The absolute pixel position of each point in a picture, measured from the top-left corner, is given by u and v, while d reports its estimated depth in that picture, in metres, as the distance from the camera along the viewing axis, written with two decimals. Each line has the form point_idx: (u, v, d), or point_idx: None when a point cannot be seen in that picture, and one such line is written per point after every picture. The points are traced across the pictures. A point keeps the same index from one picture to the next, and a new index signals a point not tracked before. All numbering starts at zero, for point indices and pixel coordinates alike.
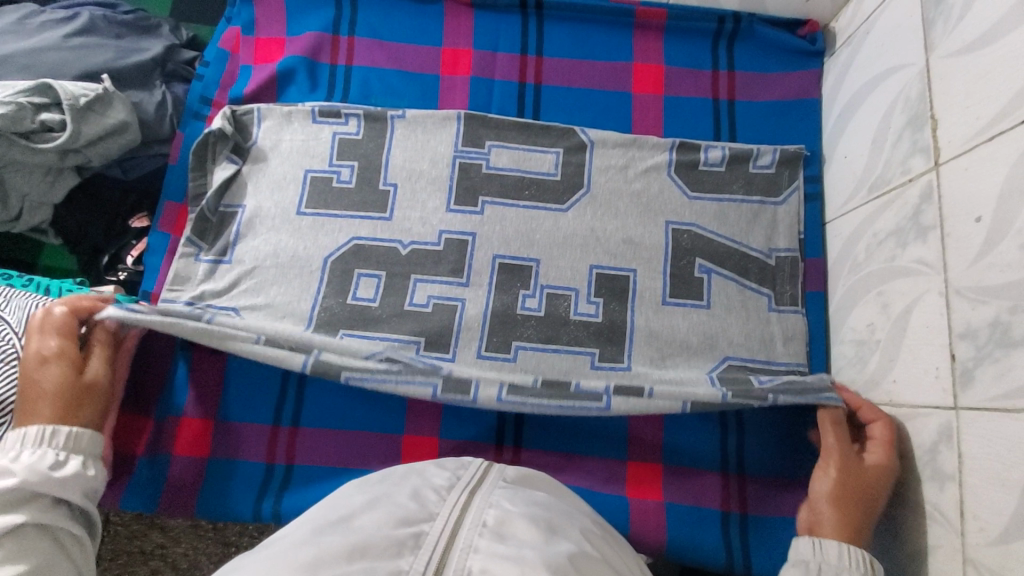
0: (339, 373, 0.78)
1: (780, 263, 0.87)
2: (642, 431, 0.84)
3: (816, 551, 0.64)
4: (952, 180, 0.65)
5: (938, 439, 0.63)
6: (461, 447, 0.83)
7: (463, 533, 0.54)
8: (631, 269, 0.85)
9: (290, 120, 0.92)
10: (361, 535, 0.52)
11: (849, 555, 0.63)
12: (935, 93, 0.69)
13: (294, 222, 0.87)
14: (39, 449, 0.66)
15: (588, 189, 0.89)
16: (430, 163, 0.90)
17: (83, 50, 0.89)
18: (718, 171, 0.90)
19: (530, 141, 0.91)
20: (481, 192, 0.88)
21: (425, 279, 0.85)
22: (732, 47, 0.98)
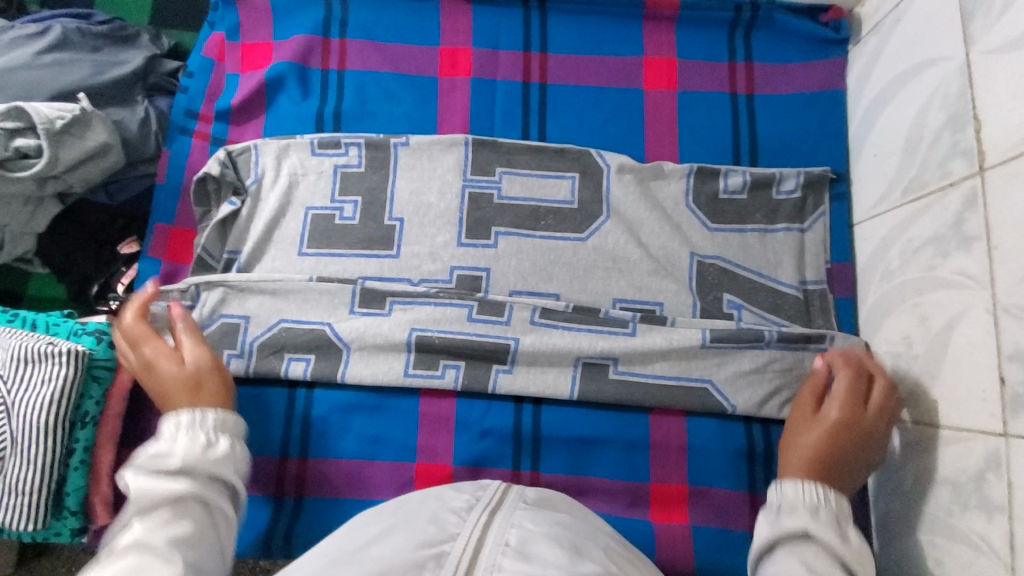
0: (384, 298, 0.81)
1: (808, 296, 0.83)
2: (666, 453, 0.79)
3: (778, 493, 0.64)
4: (998, 187, 0.60)
5: (985, 466, 0.59)
6: (475, 473, 0.80)
7: (485, 552, 0.54)
8: (658, 303, 0.82)
9: (288, 152, 0.87)
10: (381, 564, 0.52)
11: (806, 489, 0.63)
12: (978, 90, 0.64)
13: (297, 264, 0.84)
14: (189, 432, 0.64)
15: (608, 215, 0.85)
16: (438, 195, 0.85)
17: (57, 68, 0.84)
18: (740, 199, 0.85)
19: (543, 165, 0.87)
20: (494, 223, 0.85)
21: (423, 329, 0.80)
22: (749, 37, 0.92)
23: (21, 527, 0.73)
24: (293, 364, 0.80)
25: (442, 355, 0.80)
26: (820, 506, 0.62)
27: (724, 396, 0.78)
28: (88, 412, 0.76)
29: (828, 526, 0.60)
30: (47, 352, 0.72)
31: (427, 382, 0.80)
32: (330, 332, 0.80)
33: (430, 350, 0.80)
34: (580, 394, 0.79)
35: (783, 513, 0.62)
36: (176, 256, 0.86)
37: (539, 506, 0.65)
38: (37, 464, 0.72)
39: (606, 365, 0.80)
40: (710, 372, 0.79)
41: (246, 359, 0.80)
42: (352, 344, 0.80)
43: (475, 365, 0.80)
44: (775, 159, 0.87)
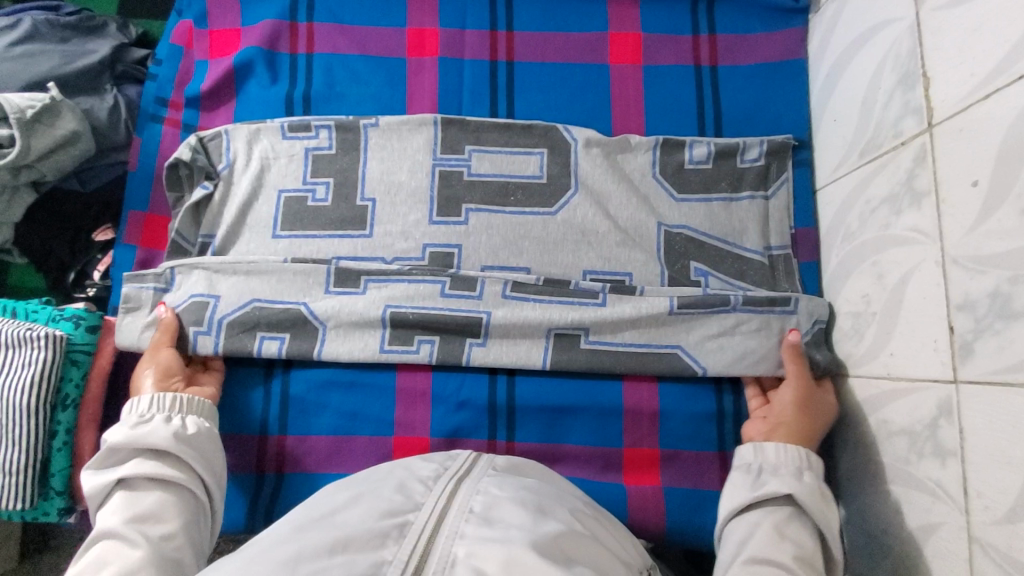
0: (358, 277, 0.82)
1: (773, 262, 0.84)
2: (638, 418, 0.81)
3: (758, 451, 0.70)
4: (946, 142, 0.61)
5: (939, 415, 0.61)
6: (451, 444, 0.82)
7: (450, 519, 0.55)
8: (626, 273, 0.84)
9: (258, 136, 0.88)
10: (346, 530, 0.53)
11: (788, 452, 0.69)
12: (926, 48, 0.65)
13: (271, 247, 0.85)
14: (160, 411, 0.70)
15: (576, 189, 0.86)
16: (408, 173, 0.87)
17: (27, 59, 0.84)
18: (705, 168, 0.86)
19: (511, 142, 0.88)
20: (464, 200, 0.86)
21: (397, 306, 0.81)
22: (713, 9, 0.93)
23: (11, 507, 0.74)
24: (267, 342, 0.81)
25: (417, 330, 0.82)
26: (803, 468, 0.68)
27: (690, 358, 0.80)
28: (69, 395, 0.77)
29: (808, 489, 0.66)
30: (26, 336, 0.73)
31: (404, 358, 0.81)
32: (304, 310, 0.81)
33: (405, 325, 0.81)
34: (553, 363, 0.81)
35: (765, 474, 0.68)
36: (152, 242, 0.87)
37: (509, 472, 0.67)
38: (21, 446, 0.73)
39: (577, 335, 0.81)
40: (677, 338, 0.81)
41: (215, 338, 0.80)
42: (326, 322, 0.81)
43: (448, 339, 0.82)
44: (740, 129, 0.89)
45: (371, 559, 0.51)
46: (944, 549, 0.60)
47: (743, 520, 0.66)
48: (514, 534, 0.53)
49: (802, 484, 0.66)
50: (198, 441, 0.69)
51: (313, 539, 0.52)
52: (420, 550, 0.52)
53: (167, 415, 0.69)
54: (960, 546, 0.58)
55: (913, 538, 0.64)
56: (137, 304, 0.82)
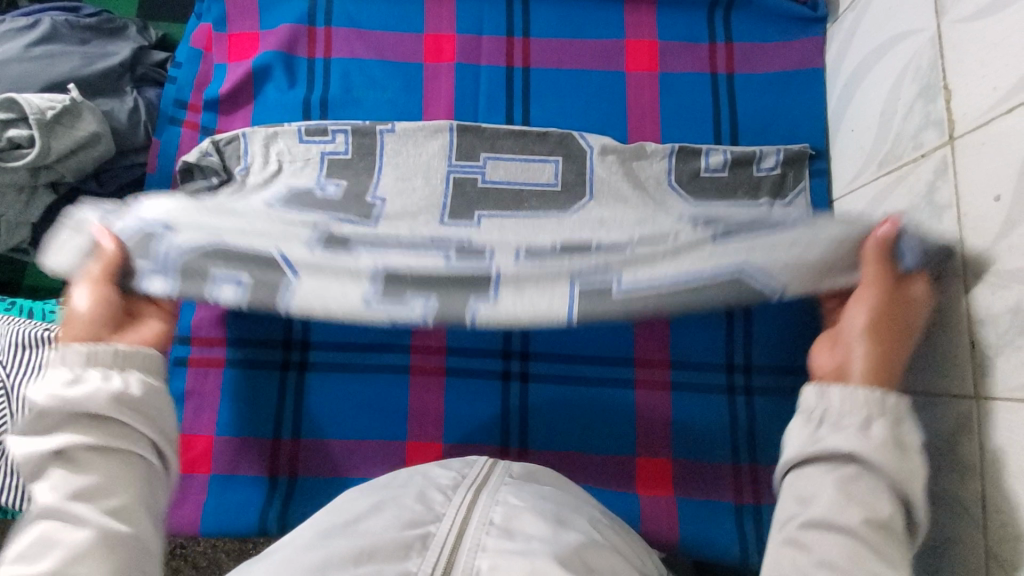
0: None
1: None
2: (652, 428, 0.81)
3: (819, 394, 0.54)
4: (968, 155, 0.61)
5: (959, 430, 0.60)
6: (464, 449, 0.82)
7: (471, 531, 0.56)
8: None
9: (275, 139, 0.88)
10: (371, 538, 0.54)
11: (862, 392, 0.52)
12: (948, 61, 0.64)
13: None
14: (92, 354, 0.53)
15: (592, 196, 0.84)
16: (423, 180, 0.85)
17: (46, 59, 0.85)
18: (721, 176, 0.86)
19: (527, 149, 0.88)
20: (477, 206, 0.84)
21: (388, 265, 0.69)
22: (730, 17, 0.93)
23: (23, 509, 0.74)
24: (223, 284, 0.66)
25: (408, 285, 0.67)
26: (871, 416, 0.51)
27: (762, 279, 0.61)
28: None
29: (881, 446, 0.50)
30: (45, 338, 0.74)
31: (393, 317, 0.66)
32: (277, 256, 0.68)
33: (397, 283, 0.67)
34: (580, 320, 0.64)
35: (826, 426, 0.52)
36: None
37: (525, 480, 0.68)
38: None
39: (606, 285, 0.65)
40: (739, 260, 0.62)
41: (170, 275, 0.66)
42: (299, 274, 0.67)
43: (448, 297, 0.67)
44: (756, 137, 0.89)
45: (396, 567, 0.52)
46: (960, 565, 0.59)
47: (802, 477, 0.53)
48: (535, 547, 0.54)
49: (870, 439, 0.50)
50: (148, 403, 0.53)
51: (339, 548, 0.53)
52: (444, 560, 0.53)
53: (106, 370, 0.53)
54: (979, 563, 0.57)
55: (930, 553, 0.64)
56: (82, 226, 0.69)
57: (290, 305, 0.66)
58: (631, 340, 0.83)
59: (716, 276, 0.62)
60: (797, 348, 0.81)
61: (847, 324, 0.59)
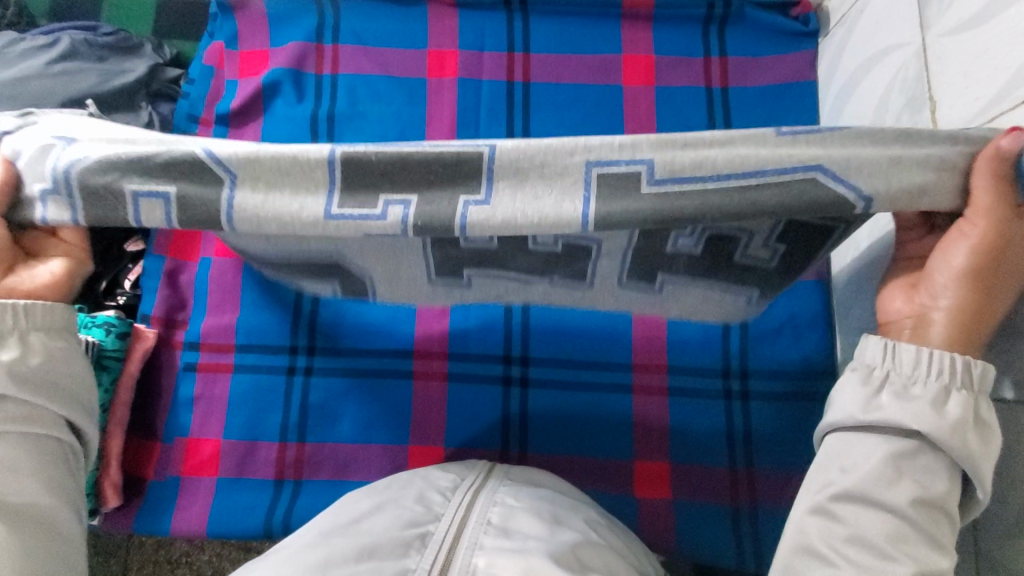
0: None
1: None
2: (650, 436, 0.82)
3: (887, 354, 0.53)
4: None
5: None
6: (465, 453, 0.83)
7: (468, 532, 0.58)
8: None
9: None
10: (372, 537, 0.56)
11: (931, 361, 0.51)
12: (933, 74, 0.67)
13: None
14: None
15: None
16: None
17: (65, 76, 0.88)
18: None
19: None
20: None
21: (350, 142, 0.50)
22: (724, 32, 0.95)
23: None
24: (144, 202, 0.50)
25: (384, 185, 0.50)
26: (949, 389, 0.50)
27: (835, 182, 0.47)
28: (99, 399, 0.80)
29: (944, 423, 0.49)
30: None
31: (361, 226, 0.50)
32: (199, 153, 0.49)
33: (360, 175, 0.50)
34: (600, 218, 0.48)
35: (890, 390, 0.52)
36: (180, 252, 0.91)
37: (523, 483, 0.69)
38: None
39: (635, 174, 0.48)
40: (812, 160, 0.48)
41: (68, 197, 0.51)
42: (237, 169, 0.49)
43: (430, 194, 0.50)
44: None
45: (395, 565, 0.53)
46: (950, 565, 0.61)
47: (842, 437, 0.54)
48: (531, 545, 0.55)
49: (942, 415, 0.49)
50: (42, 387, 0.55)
51: (340, 546, 0.55)
52: (441, 561, 0.55)
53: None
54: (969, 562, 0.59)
55: None
56: None
57: (234, 221, 0.50)
58: (629, 345, 0.85)
59: (787, 174, 0.48)
60: (792, 355, 0.83)
61: (935, 274, 0.53)
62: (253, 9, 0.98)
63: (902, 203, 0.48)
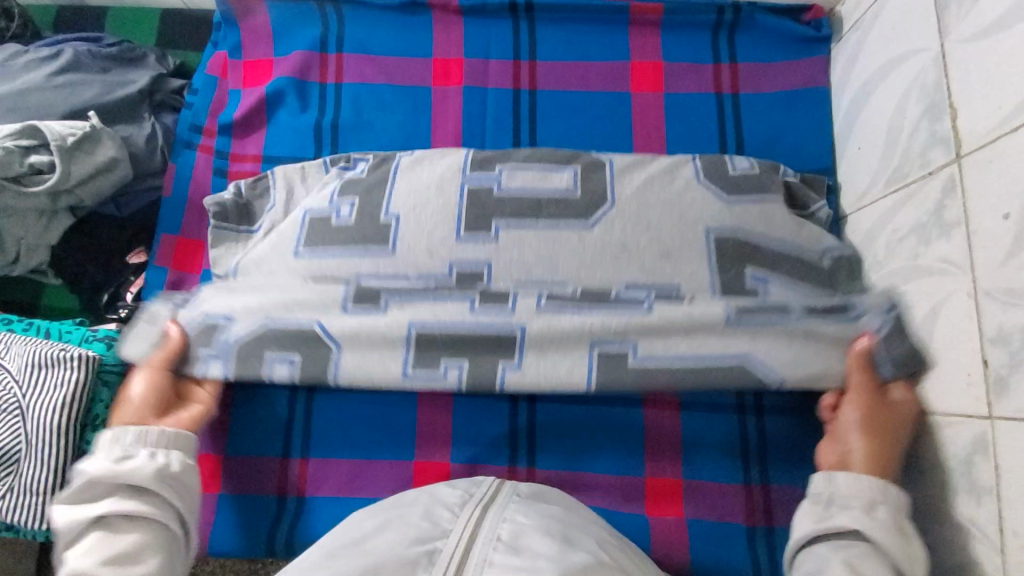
0: (379, 296, 0.77)
1: (834, 269, 0.78)
2: (661, 451, 0.80)
3: (828, 481, 0.64)
4: (975, 173, 0.61)
5: (973, 451, 0.60)
6: (471, 470, 0.81)
7: (477, 547, 0.56)
8: (674, 285, 0.76)
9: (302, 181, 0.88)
10: (377, 556, 0.54)
11: (861, 482, 0.62)
12: (953, 81, 0.65)
13: (291, 266, 0.80)
14: (113, 445, 0.68)
15: (613, 203, 0.79)
16: (436, 192, 0.80)
17: (68, 88, 0.87)
18: (752, 174, 0.81)
19: (542, 157, 0.83)
20: (493, 215, 0.79)
21: (422, 323, 0.76)
22: (734, 38, 0.94)
23: (35, 526, 0.75)
24: (276, 365, 0.76)
25: (443, 353, 0.76)
26: (876, 501, 0.61)
27: (765, 371, 0.71)
28: (99, 415, 0.79)
29: (885, 527, 0.59)
30: (60, 357, 0.75)
31: (432, 386, 0.76)
32: (317, 329, 0.76)
33: (432, 343, 0.76)
34: (600, 384, 0.73)
35: (834, 505, 0.63)
36: (180, 264, 0.89)
37: (532, 499, 0.68)
38: (49, 465, 0.74)
39: (622, 353, 0.74)
40: (746, 349, 0.72)
41: (225, 361, 0.77)
42: (340, 340, 0.76)
43: (476, 360, 0.76)
44: (762, 157, 0.89)
45: None
46: None
47: (811, 553, 0.62)
48: (542, 564, 0.54)
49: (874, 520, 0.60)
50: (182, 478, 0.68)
51: (344, 567, 0.53)
52: None
53: (150, 451, 0.68)
54: None
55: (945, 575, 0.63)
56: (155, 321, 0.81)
57: (337, 377, 0.76)
58: None
59: (723, 361, 0.72)
60: None
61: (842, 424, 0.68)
62: (257, 19, 0.98)
63: (797, 371, 0.71)
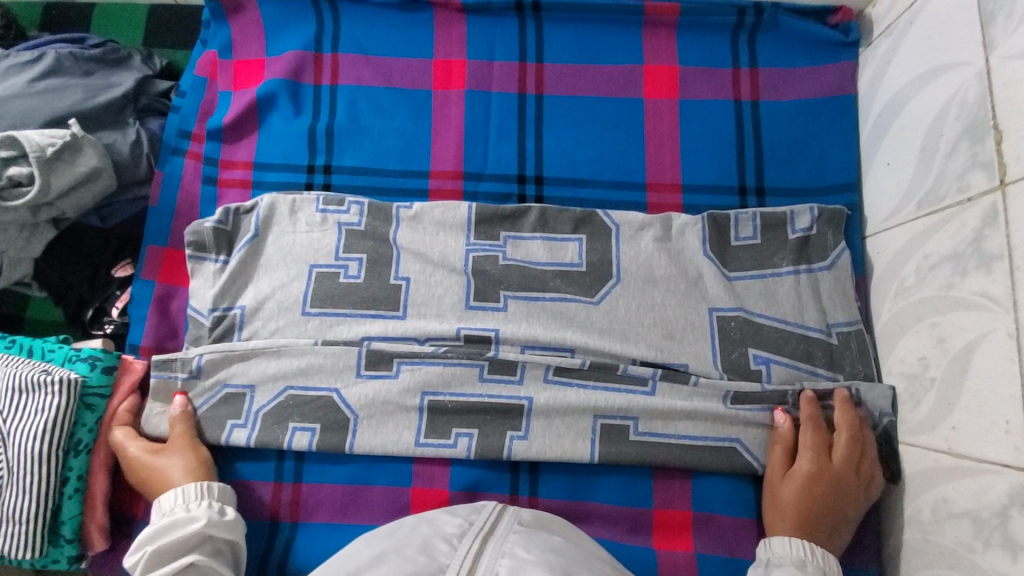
0: (391, 361, 0.79)
1: (839, 341, 0.77)
2: (670, 481, 0.77)
3: (766, 546, 0.68)
4: (1020, 203, 0.56)
5: (1010, 503, 0.55)
6: (471, 498, 0.78)
7: None
8: (683, 364, 0.78)
9: (299, 209, 0.84)
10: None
11: (794, 545, 0.67)
12: (998, 99, 0.59)
13: (299, 324, 0.80)
14: (203, 498, 0.71)
15: (618, 278, 0.80)
16: (440, 254, 0.82)
17: (50, 94, 0.83)
18: (753, 244, 0.81)
19: (549, 228, 0.83)
20: (502, 285, 0.81)
21: (434, 394, 0.78)
22: (755, 41, 0.88)
23: (18, 555, 0.72)
24: (299, 434, 0.77)
25: (453, 421, 0.78)
26: (806, 561, 0.66)
27: (749, 453, 0.76)
28: (82, 440, 0.76)
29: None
30: (41, 381, 0.72)
31: (440, 451, 0.77)
32: (335, 396, 0.78)
33: (441, 415, 0.78)
34: (601, 455, 0.76)
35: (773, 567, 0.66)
36: (169, 277, 0.85)
37: (536, 529, 0.65)
38: (31, 494, 0.71)
39: (624, 426, 0.77)
40: (736, 432, 0.76)
41: (253, 427, 0.78)
42: (356, 411, 0.78)
43: (487, 430, 0.77)
44: (783, 170, 0.84)
45: None
46: None
47: None
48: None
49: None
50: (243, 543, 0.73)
51: None
52: None
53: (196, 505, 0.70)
54: None
55: None
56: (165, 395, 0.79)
57: (353, 448, 0.77)
58: None
59: (719, 440, 0.76)
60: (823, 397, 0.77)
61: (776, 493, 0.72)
62: (249, 16, 0.92)
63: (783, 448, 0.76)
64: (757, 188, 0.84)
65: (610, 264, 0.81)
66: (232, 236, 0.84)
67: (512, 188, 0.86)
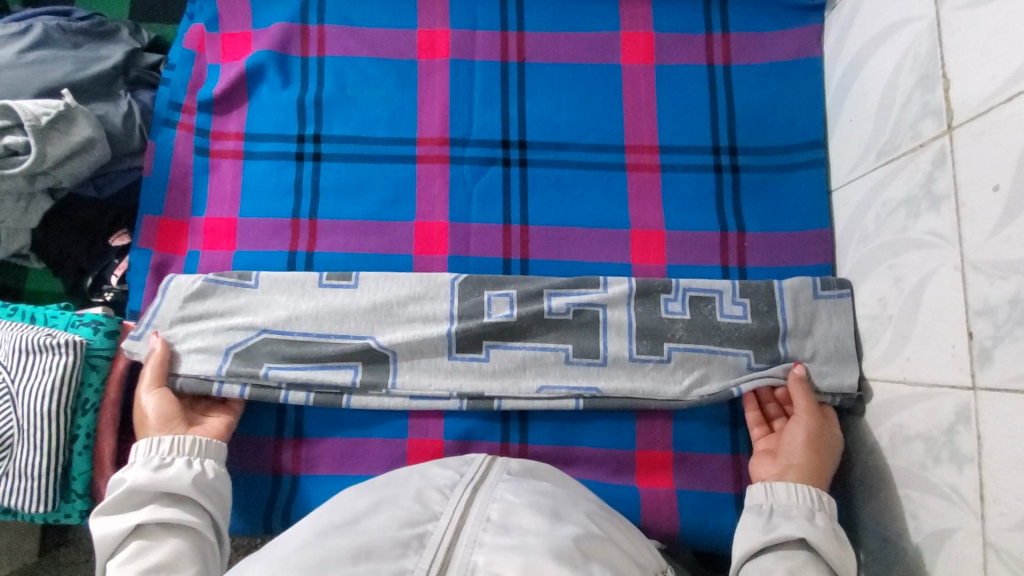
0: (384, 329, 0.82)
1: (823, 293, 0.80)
2: (653, 426, 0.82)
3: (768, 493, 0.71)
4: (966, 145, 0.60)
5: (956, 420, 0.61)
6: (465, 447, 0.82)
7: (467, 530, 0.55)
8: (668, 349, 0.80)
9: (292, 325, 0.82)
10: (367, 540, 0.53)
11: (799, 493, 0.69)
12: (947, 49, 0.64)
13: (300, 288, 0.83)
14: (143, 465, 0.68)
15: (604, 361, 0.81)
16: (431, 299, 0.83)
17: (40, 65, 0.85)
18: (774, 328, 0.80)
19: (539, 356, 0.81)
20: (486, 284, 0.83)
21: (427, 351, 0.82)
22: (727, 7, 0.92)
23: (32, 510, 0.75)
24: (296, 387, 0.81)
25: (446, 376, 0.82)
26: (814, 510, 0.68)
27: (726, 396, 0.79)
28: (89, 400, 0.79)
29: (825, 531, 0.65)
30: (47, 343, 0.74)
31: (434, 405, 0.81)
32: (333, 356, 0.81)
33: (432, 369, 0.82)
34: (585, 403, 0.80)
35: (777, 516, 0.68)
36: (166, 245, 0.88)
37: (523, 477, 0.67)
38: (42, 452, 0.74)
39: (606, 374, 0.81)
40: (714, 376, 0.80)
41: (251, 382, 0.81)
42: (353, 366, 0.81)
43: (479, 381, 0.81)
44: (753, 130, 0.88)
45: (392, 568, 0.50)
46: (957, 553, 0.60)
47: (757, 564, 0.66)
48: (532, 541, 0.53)
49: (817, 527, 0.66)
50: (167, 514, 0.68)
51: (337, 545, 0.52)
52: (441, 556, 0.52)
53: (187, 459, 0.71)
54: (976, 550, 0.58)
55: (929, 542, 0.64)
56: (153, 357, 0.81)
57: (352, 401, 0.81)
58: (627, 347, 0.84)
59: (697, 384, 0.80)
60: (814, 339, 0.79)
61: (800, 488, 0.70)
62: None
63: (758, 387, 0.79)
64: (729, 148, 0.88)
65: (596, 325, 0.82)
66: (200, 304, 0.82)
67: (497, 153, 0.89)
